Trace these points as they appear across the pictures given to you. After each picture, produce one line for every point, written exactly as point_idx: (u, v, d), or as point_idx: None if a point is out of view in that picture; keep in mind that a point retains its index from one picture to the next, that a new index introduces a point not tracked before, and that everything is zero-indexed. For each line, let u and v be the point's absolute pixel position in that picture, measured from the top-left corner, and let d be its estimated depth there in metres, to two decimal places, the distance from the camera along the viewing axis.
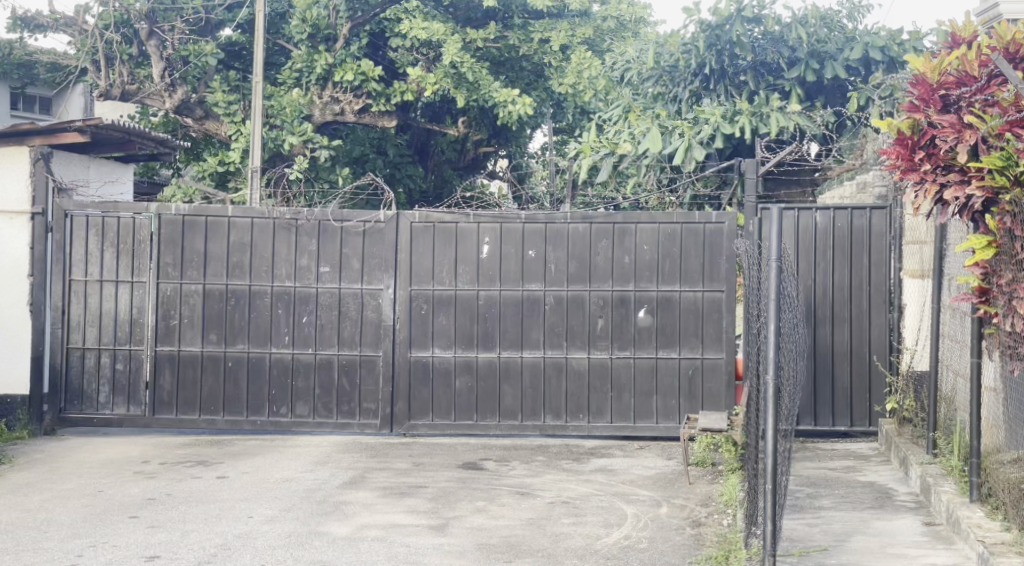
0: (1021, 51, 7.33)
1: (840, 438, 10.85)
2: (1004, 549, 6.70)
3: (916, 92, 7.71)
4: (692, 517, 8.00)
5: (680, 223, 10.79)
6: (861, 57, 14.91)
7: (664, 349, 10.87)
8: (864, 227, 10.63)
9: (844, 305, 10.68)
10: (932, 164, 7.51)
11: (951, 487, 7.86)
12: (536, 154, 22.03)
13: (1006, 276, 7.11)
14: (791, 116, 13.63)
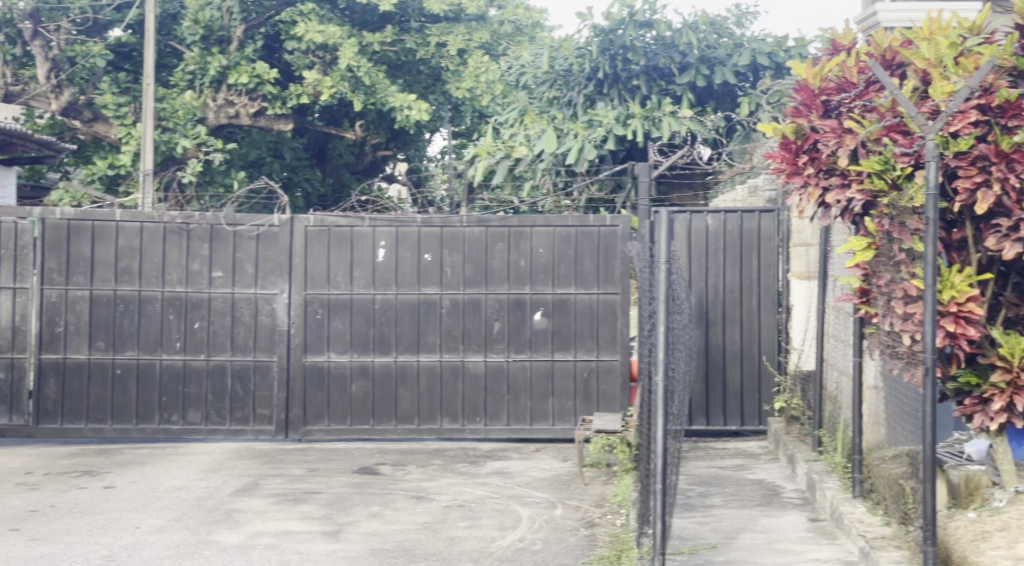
0: (897, 58, 7.63)
1: (730, 438, 11.06)
2: (883, 543, 7.02)
3: (798, 97, 7.96)
4: (587, 518, 8.08)
5: (576, 226, 10.89)
6: (749, 63, 15.20)
7: (560, 352, 10.94)
8: (754, 229, 10.83)
9: (735, 306, 10.89)
10: (814, 169, 7.81)
11: (835, 484, 8.12)
12: (435, 157, 22.09)
13: (885, 277, 7.43)
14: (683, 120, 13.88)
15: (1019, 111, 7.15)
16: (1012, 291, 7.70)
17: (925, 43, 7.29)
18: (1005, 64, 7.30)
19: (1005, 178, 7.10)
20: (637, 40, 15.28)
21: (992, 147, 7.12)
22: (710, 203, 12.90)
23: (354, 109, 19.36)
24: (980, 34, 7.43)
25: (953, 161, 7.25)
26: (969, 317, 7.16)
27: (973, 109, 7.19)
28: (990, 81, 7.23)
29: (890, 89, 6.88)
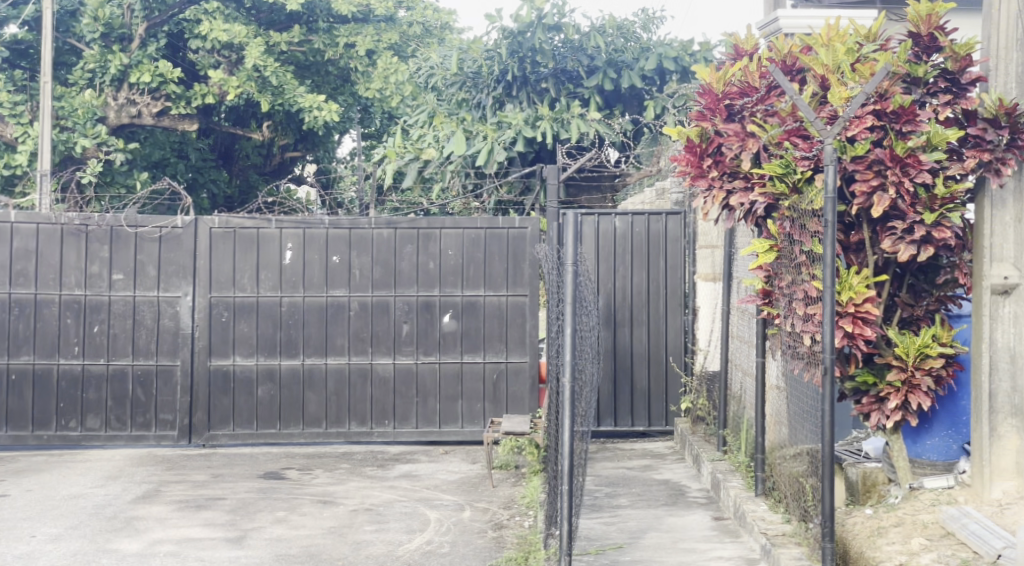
0: (797, 63, 7.87)
1: (637, 438, 11.18)
2: (784, 540, 7.17)
3: (702, 101, 8.09)
4: (494, 520, 8.07)
5: (485, 227, 10.90)
6: (656, 67, 15.40)
7: (469, 354, 10.93)
8: (660, 231, 10.97)
9: (642, 308, 10.98)
10: (718, 172, 7.92)
11: (739, 483, 8.24)
12: (344, 159, 22.03)
13: (785, 279, 7.62)
14: (591, 122, 14.16)
15: (912, 116, 7.40)
16: (907, 292, 7.95)
17: (823, 49, 7.51)
18: (899, 70, 7.57)
19: (900, 182, 7.36)
20: (546, 43, 15.30)
21: (887, 151, 7.37)
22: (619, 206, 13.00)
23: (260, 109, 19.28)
24: (876, 41, 7.63)
25: (850, 165, 7.53)
26: (866, 317, 7.45)
27: (869, 114, 7.46)
28: (885, 87, 7.52)
29: (790, 94, 6.94)
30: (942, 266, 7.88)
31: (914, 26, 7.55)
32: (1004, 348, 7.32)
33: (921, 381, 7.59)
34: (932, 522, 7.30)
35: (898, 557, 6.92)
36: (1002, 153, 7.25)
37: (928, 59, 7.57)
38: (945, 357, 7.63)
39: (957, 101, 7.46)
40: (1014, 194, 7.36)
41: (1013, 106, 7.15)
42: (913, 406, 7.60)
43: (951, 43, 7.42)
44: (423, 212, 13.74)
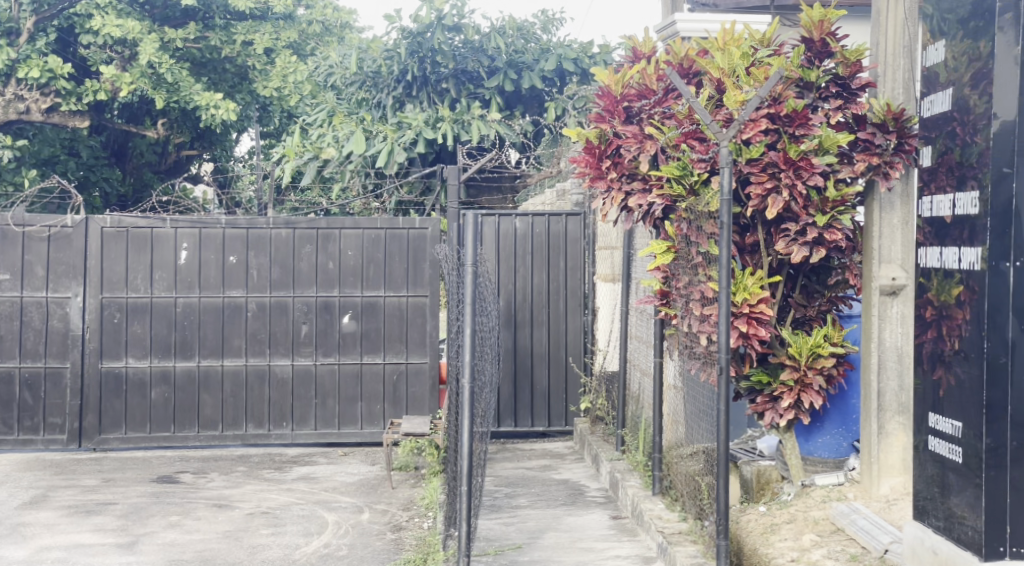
0: (693, 67, 7.99)
1: (538, 439, 11.25)
2: (680, 538, 7.29)
3: (602, 103, 8.21)
4: (393, 521, 8.02)
5: (385, 228, 10.97)
6: (556, 68, 15.51)
7: (369, 355, 10.98)
8: (561, 231, 11.02)
9: (542, 308, 11.04)
10: (617, 173, 8.05)
11: (636, 482, 8.33)
12: (242, 158, 21.79)
13: (683, 280, 7.73)
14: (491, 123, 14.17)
15: (804, 120, 7.53)
16: (800, 293, 8.12)
17: (719, 52, 7.63)
18: (792, 75, 7.71)
19: (793, 184, 7.49)
20: (445, 44, 15.18)
21: (781, 154, 7.50)
22: (521, 206, 13.03)
23: (155, 106, 18.98)
24: (770, 45, 7.83)
25: (746, 168, 7.65)
26: (759, 318, 7.58)
27: (763, 117, 7.58)
28: (779, 91, 7.65)
29: (686, 97, 7.05)
30: (833, 267, 8.03)
31: (807, 32, 7.67)
32: (891, 348, 7.60)
33: (813, 380, 7.77)
34: (823, 518, 7.48)
35: (789, 553, 7.09)
36: (890, 156, 7.48)
37: (819, 64, 7.73)
38: (836, 357, 7.81)
39: (847, 106, 7.67)
40: (901, 197, 7.66)
41: (901, 111, 7.40)
42: (805, 405, 7.78)
43: (842, 49, 7.58)
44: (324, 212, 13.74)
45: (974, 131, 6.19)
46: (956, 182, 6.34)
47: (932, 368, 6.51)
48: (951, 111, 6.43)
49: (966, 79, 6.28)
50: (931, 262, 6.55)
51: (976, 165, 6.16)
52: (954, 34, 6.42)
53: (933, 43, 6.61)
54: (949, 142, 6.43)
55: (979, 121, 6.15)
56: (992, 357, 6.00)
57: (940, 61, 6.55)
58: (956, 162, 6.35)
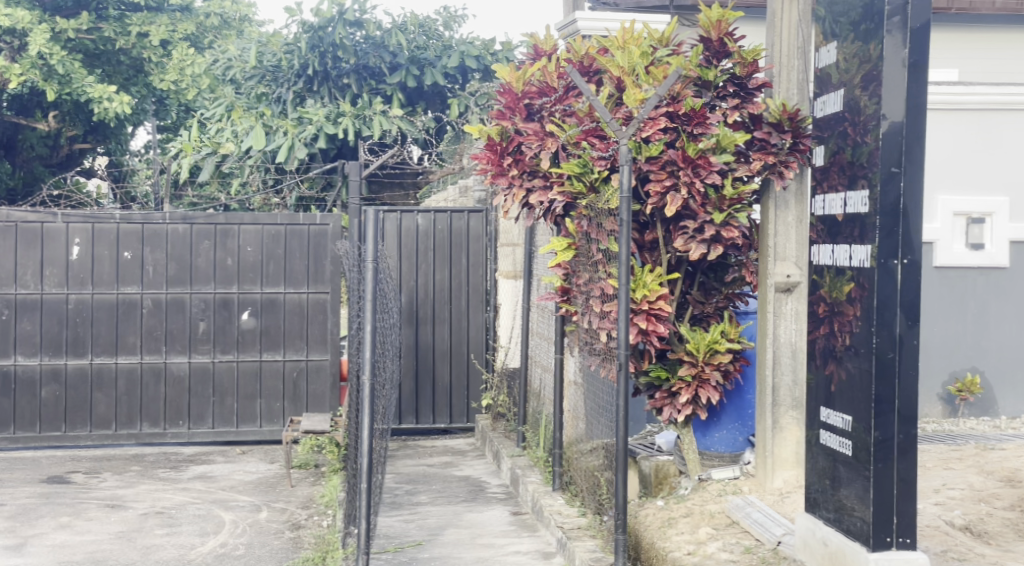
0: (593, 65, 8.06)
1: (440, 435, 11.27)
2: (580, 533, 7.35)
3: (503, 100, 8.25)
4: (292, 520, 7.93)
5: (284, 224, 10.92)
6: (458, 65, 15.60)
7: (268, 352, 10.95)
8: (462, 228, 11.03)
9: (444, 306, 11.06)
10: (518, 170, 8.08)
11: (536, 478, 8.39)
12: (137, 152, 21.35)
13: (586, 276, 7.78)
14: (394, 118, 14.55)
15: (702, 119, 7.64)
16: (697, 290, 8.21)
17: (619, 50, 7.70)
18: (690, 74, 7.79)
19: (691, 182, 7.61)
20: (347, 38, 15.09)
21: (679, 152, 7.61)
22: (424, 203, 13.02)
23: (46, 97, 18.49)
24: (669, 45, 7.95)
25: (645, 165, 7.74)
26: (658, 314, 7.68)
27: (662, 116, 7.67)
28: (677, 90, 7.73)
29: (587, 94, 7.15)
30: (730, 264, 8.19)
31: (705, 31, 7.74)
32: (786, 343, 7.83)
33: (711, 376, 7.87)
34: (719, 511, 7.61)
35: (686, 546, 7.20)
36: (784, 156, 7.64)
37: (717, 64, 7.80)
38: (732, 354, 7.94)
39: (745, 105, 7.75)
40: (795, 196, 7.84)
41: (796, 111, 7.53)
42: (703, 401, 7.87)
43: (740, 49, 7.66)
44: (221, 207, 13.83)
45: (865, 131, 6.33)
46: (847, 181, 6.50)
47: (825, 363, 6.68)
48: (843, 111, 6.62)
49: (857, 80, 6.44)
50: (824, 260, 6.73)
51: (866, 165, 6.31)
52: (846, 35, 6.60)
53: (826, 45, 6.83)
54: (841, 142, 6.61)
55: (869, 121, 6.29)
56: (881, 352, 6.12)
57: (832, 62, 6.78)
58: (847, 162, 6.51)
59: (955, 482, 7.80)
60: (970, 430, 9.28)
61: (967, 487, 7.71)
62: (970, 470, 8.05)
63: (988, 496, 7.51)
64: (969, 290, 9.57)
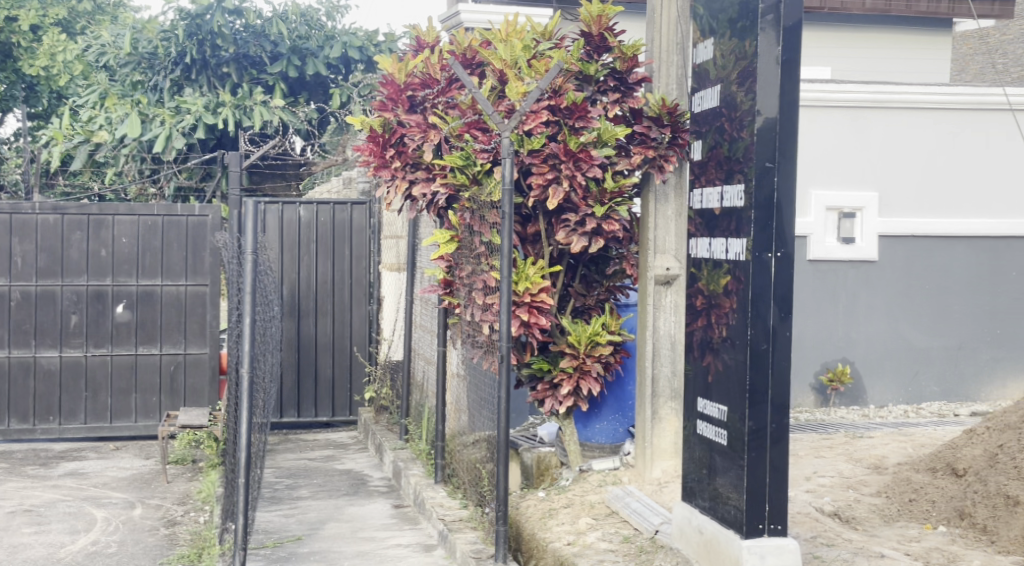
0: (476, 58, 8.06)
1: (322, 429, 11.32)
2: (461, 525, 7.39)
3: (385, 91, 8.19)
4: (168, 516, 7.78)
5: (161, 214, 10.74)
6: (341, 56, 15.41)
7: (144, 346, 10.76)
8: (346, 220, 11.07)
9: (326, 298, 11.08)
10: (401, 162, 8.02)
11: (418, 471, 8.40)
12: (7, 140, 20.74)
13: (467, 268, 7.80)
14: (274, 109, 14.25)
15: (583, 113, 7.73)
16: (579, 282, 8.30)
17: (501, 43, 7.75)
18: (572, 68, 7.81)
19: (573, 175, 7.67)
20: (225, 27, 14.84)
21: (561, 146, 7.65)
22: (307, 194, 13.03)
23: None
24: (551, 39, 7.95)
25: (527, 158, 7.73)
26: (541, 306, 7.74)
27: (544, 109, 7.73)
28: (559, 83, 7.75)
29: (469, 87, 7.16)
30: (611, 257, 8.27)
31: (586, 26, 7.82)
32: (665, 335, 7.96)
33: (592, 367, 7.95)
34: (599, 501, 7.71)
35: (566, 536, 7.27)
36: (664, 150, 7.79)
37: (598, 58, 7.87)
38: (613, 345, 8.05)
39: (625, 100, 7.85)
40: (675, 189, 7.95)
41: (675, 106, 7.62)
42: (584, 392, 7.95)
43: (619, 44, 7.78)
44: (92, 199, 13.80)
45: (741, 126, 6.43)
46: (723, 175, 6.60)
47: (702, 354, 6.80)
48: (720, 107, 6.74)
49: (733, 76, 6.55)
50: (701, 253, 6.87)
51: (742, 160, 6.41)
52: (722, 32, 6.72)
53: (704, 41, 6.98)
54: (718, 137, 6.73)
55: (745, 117, 6.38)
56: (754, 344, 6.24)
57: (709, 58, 6.90)
58: (724, 156, 6.62)
59: (825, 470, 8.03)
60: (841, 419, 9.55)
61: (836, 474, 7.95)
62: (840, 457, 8.28)
63: (856, 483, 7.77)
64: (840, 282, 9.86)
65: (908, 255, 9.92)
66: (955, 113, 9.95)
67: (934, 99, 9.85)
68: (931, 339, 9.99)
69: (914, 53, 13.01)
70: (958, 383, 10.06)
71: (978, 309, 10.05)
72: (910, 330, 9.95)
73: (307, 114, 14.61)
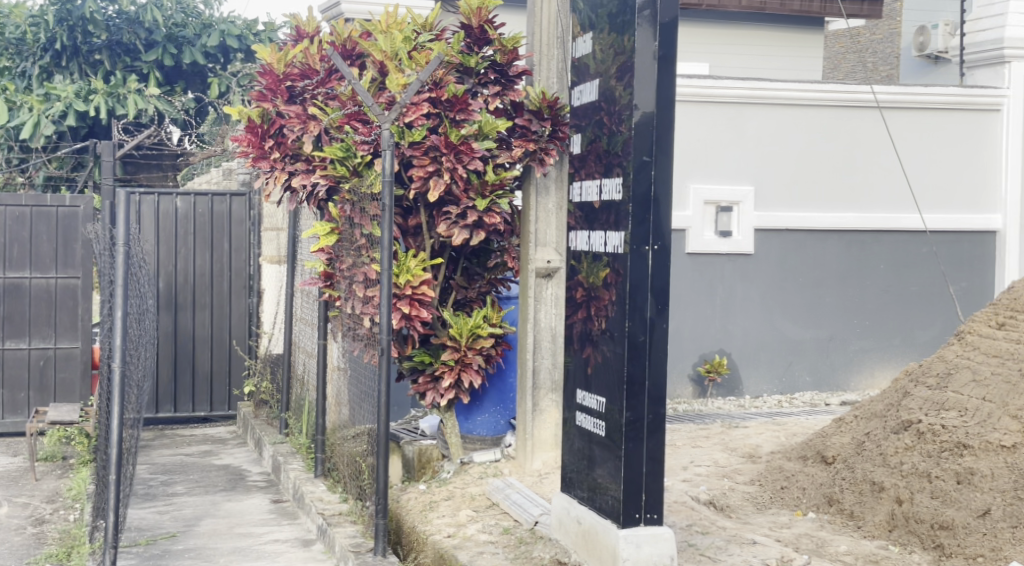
0: (356, 49, 7.97)
1: (199, 424, 11.32)
2: (341, 519, 7.34)
3: (264, 81, 8.07)
4: (36, 515, 7.58)
5: (29, 205, 10.49)
6: (219, 45, 15.19)
7: (12, 340, 10.50)
8: (224, 212, 11.07)
9: (205, 291, 11.07)
10: (280, 153, 7.96)
11: (298, 465, 8.35)
12: None
13: (347, 261, 7.73)
14: (148, 99, 14.19)
15: (464, 105, 7.72)
16: (461, 275, 8.29)
17: (382, 35, 7.68)
18: (452, 61, 7.80)
19: (454, 168, 7.66)
20: (97, 12, 14.58)
21: (442, 138, 7.63)
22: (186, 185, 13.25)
23: None
24: (432, 31, 7.91)
25: (407, 151, 7.69)
26: (422, 299, 7.72)
27: (424, 101, 7.67)
28: (439, 75, 7.74)
29: (349, 79, 7.09)
30: (492, 250, 8.30)
31: (466, 18, 7.81)
32: (546, 327, 8.02)
33: (473, 359, 7.97)
34: (480, 494, 7.73)
35: (446, 529, 7.28)
36: (545, 143, 7.78)
37: (479, 51, 7.86)
38: (494, 338, 8.07)
39: (506, 92, 7.87)
40: (555, 182, 8.02)
41: (555, 100, 7.65)
42: (465, 385, 7.96)
43: (499, 37, 7.77)
44: None
45: (620, 120, 6.46)
46: (603, 169, 6.65)
47: (583, 347, 6.85)
48: (599, 101, 6.80)
49: (612, 71, 6.58)
50: (581, 245, 6.92)
51: (621, 153, 6.43)
52: (602, 27, 6.78)
53: (583, 36, 7.05)
54: (598, 130, 6.76)
55: (624, 111, 6.41)
56: (633, 336, 6.26)
57: (588, 52, 6.98)
58: (603, 150, 6.67)
59: (701, 459, 8.19)
60: (717, 409, 9.74)
61: (712, 463, 8.12)
62: (716, 447, 8.46)
63: (731, 472, 7.96)
64: (718, 275, 10.01)
65: (783, 249, 10.17)
66: (827, 110, 10.22)
67: (806, 97, 10.10)
68: (803, 332, 10.25)
69: (781, 50, 13.49)
70: (829, 373, 10.35)
71: (849, 302, 10.34)
72: (784, 323, 10.19)
73: (184, 103, 14.63)
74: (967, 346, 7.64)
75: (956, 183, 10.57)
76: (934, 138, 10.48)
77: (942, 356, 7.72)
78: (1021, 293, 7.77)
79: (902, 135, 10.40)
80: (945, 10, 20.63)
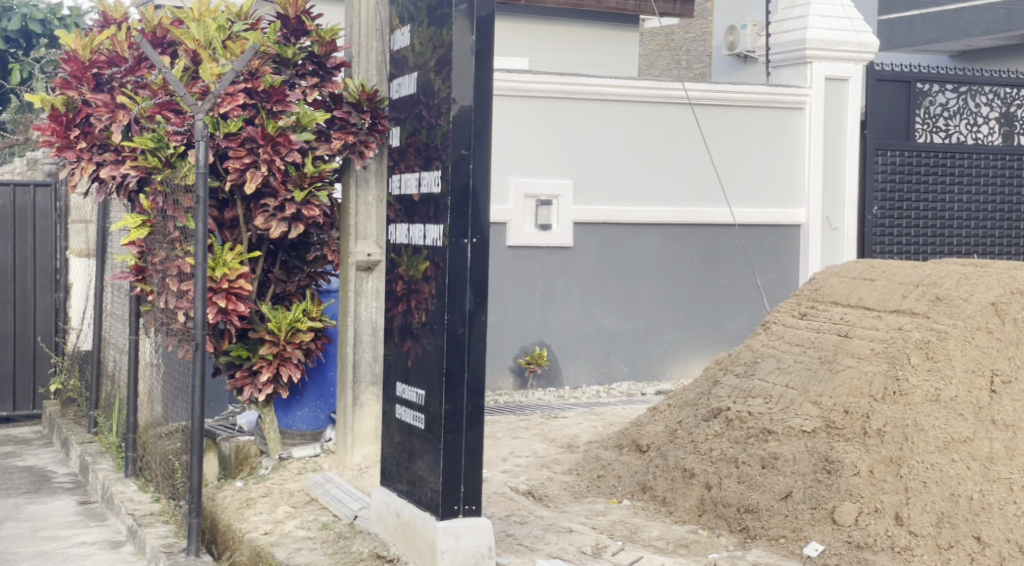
0: (167, 37, 7.80)
1: (3, 423, 10.95)
2: (152, 519, 7.16)
3: (67, 68, 7.80)
4: None
5: None
6: (20, 29, 14.83)
7: None
8: (28, 204, 10.74)
9: (7, 285, 10.70)
10: (87, 143, 7.67)
11: (107, 465, 8.14)
12: None
13: (159, 254, 7.53)
14: None
15: (281, 96, 7.60)
16: (279, 268, 8.20)
17: (195, 23, 7.53)
18: (268, 51, 7.70)
19: (271, 159, 7.53)
20: None
21: (258, 129, 7.51)
22: None
23: None
24: (247, 20, 7.83)
25: (223, 142, 7.53)
26: (239, 293, 7.57)
27: (239, 91, 7.53)
28: (255, 66, 7.61)
29: (159, 67, 6.80)
30: (312, 243, 8.22)
31: (282, 8, 7.71)
32: (366, 321, 7.98)
33: (291, 354, 7.87)
34: (298, 490, 7.65)
35: (263, 526, 7.17)
36: (364, 136, 7.71)
37: (296, 42, 7.82)
38: (314, 332, 8.00)
39: (324, 84, 7.81)
40: (375, 174, 7.98)
41: (374, 92, 7.54)
42: (284, 379, 7.86)
43: (317, 28, 7.74)
44: None
45: (438, 114, 6.40)
46: (422, 162, 6.61)
47: (403, 340, 6.81)
48: (417, 94, 6.76)
49: (431, 64, 6.54)
50: (401, 238, 6.87)
51: (440, 146, 6.37)
52: (421, 21, 6.74)
53: (401, 28, 7.01)
54: (416, 124, 6.73)
55: (442, 105, 6.34)
56: (451, 328, 6.20)
57: (406, 45, 6.94)
58: (422, 143, 6.62)
59: (521, 450, 8.30)
60: (538, 401, 9.91)
61: (531, 454, 8.24)
62: (535, 438, 8.59)
63: (549, 462, 8.09)
64: (537, 268, 10.15)
65: (601, 242, 10.39)
66: (645, 105, 10.47)
67: (622, 93, 10.33)
68: (619, 323, 10.50)
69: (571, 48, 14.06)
70: (643, 363, 10.62)
71: (663, 294, 10.65)
72: (601, 315, 10.42)
73: None
74: (772, 335, 7.95)
75: (766, 178, 11.00)
76: (746, 136, 10.89)
77: (749, 345, 8.03)
78: (821, 284, 8.12)
79: (716, 131, 10.74)
80: (749, 11, 23.18)
